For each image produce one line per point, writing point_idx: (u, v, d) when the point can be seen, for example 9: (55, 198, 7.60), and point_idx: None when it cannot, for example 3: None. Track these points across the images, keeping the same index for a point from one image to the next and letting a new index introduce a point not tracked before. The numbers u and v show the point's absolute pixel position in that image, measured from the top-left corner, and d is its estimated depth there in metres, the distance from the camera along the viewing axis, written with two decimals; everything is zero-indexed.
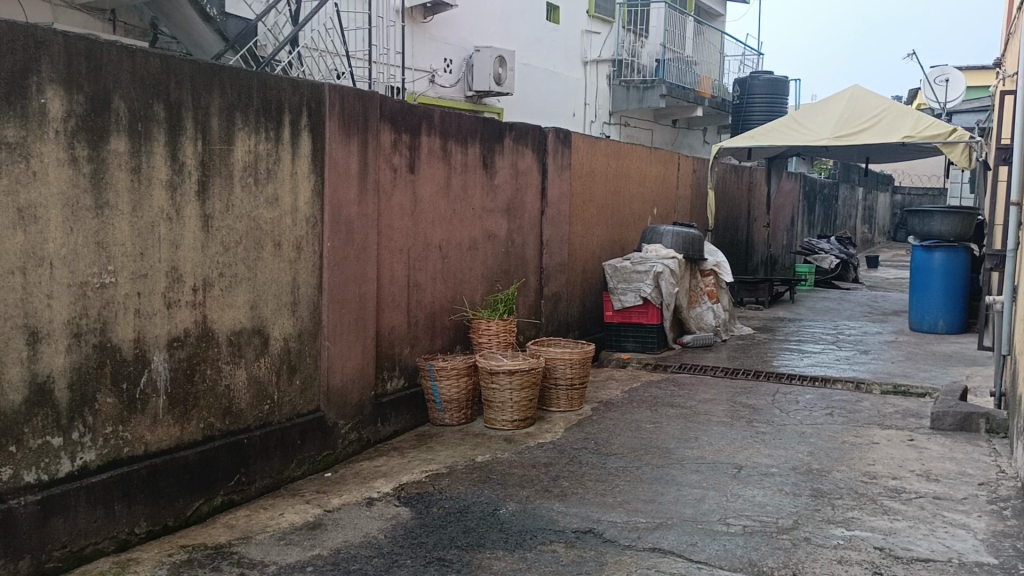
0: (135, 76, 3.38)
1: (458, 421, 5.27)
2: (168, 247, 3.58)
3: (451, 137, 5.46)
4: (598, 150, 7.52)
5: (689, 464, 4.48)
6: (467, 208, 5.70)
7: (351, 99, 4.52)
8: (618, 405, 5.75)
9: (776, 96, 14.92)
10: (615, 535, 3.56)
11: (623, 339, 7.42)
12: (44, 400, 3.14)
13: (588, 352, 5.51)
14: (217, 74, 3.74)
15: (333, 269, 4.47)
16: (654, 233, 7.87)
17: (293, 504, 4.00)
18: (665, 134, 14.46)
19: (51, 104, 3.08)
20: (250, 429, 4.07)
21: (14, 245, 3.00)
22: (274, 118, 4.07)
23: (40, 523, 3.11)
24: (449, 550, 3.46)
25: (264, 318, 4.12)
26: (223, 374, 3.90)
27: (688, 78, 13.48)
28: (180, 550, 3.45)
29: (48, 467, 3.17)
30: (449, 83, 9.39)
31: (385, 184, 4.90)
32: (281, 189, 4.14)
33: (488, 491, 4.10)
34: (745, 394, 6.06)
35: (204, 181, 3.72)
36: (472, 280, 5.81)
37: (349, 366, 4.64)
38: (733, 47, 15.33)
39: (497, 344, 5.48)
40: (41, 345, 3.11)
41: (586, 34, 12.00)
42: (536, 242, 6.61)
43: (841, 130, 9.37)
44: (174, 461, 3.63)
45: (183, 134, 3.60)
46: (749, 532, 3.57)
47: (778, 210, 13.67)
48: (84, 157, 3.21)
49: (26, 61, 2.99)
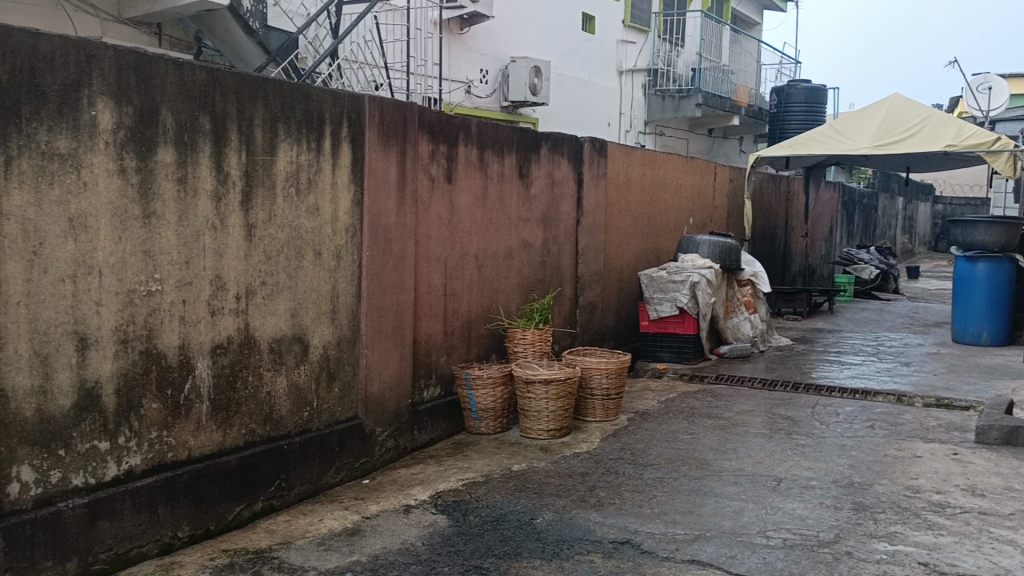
0: (181, 89, 3.46)
1: (493, 430, 5.28)
2: (213, 255, 3.65)
3: (487, 148, 5.49)
4: (633, 159, 7.50)
5: (727, 476, 4.44)
6: (503, 218, 5.73)
7: (390, 110, 4.58)
8: (655, 416, 5.72)
9: (815, 105, 14.63)
10: (653, 547, 3.54)
11: (658, 349, 7.39)
12: (92, 404, 3.21)
13: (624, 361, 5.49)
14: (261, 87, 3.82)
15: (371, 278, 4.51)
16: (690, 242, 7.80)
17: (332, 510, 4.04)
18: (700, 143, 14.40)
19: (101, 115, 3.16)
20: (290, 435, 4.12)
21: (65, 253, 3.08)
22: (316, 129, 4.14)
23: (86, 525, 3.17)
24: (486, 558, 3.47)
25: (305, 326, 4.17)
26: (264, 381, 3.96)
27: (724, 87, 13.42)
28: (222, 554, 3.50)
29: (95, 471, 3.23)
30: (484, 93, 9.43)
31: (422, 194, 4.94)
32: (321, 199, 4.20)
33: (524, 500, 4.11)
34: (783, 406, 5.99)
35: (247, 192, 3.79)
36: (507, 289, 5.83)
37: (386, 374, 4.68)
38: (770, 55, 15.19)
39: (533, 353, 5.49)
40: (90, 351, 3.19)
41: (621, 44, 11.99)
42: (571, 252, 6.61)
43: (880, 138, 9.28)
44: (216, 466, 3.69)
45: (228, 145, 3.67)
46: (790, 545, 3.53)
47: (816, 219, 13.53)
48: (132, 168, 3.29)
49: (79, 74, 3.08)
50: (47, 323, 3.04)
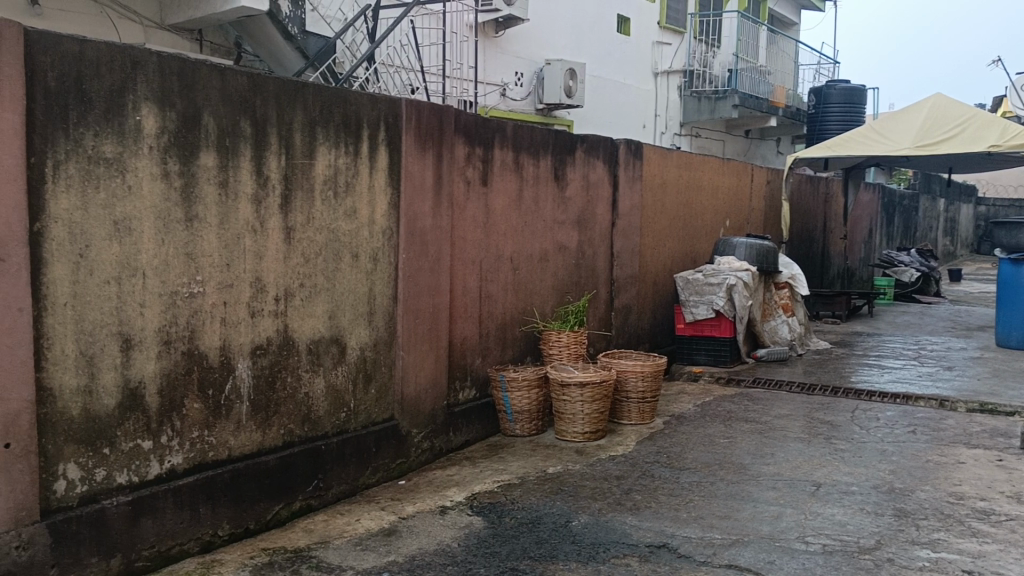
0: (223, 94, 3.52)
1: (528, 432, 5.28)
2: (253, 258, 3.71)
3: (523, 150, 5.50)
4: (669, 161, 7.46)
5: (765, 481, 4.40)
6: (538, 220, 5.73)
7: (426, 113, 4.61)
8: (691, 419, 5.69)
9: (853, 108, 14.29)
10: (690, 551, 3.52)
11: (694, 353, 7.34)
12: (136, 404, 3.28)
13: (660, 364, 5.46)
14: (300, 91, 3.87)
15: (408, 280, 4.54)
16: (726, 244, 7.75)
17: (369, 510, 4.07)
18: (737, 144, 14.27)
19: (145, 121, 3.23)
20: (327, 436, 4.16)
21: (110, 256, 3.14)
22: (354, 133, 4.18)
23: (130, 522, 3.23)
24: (522, 560, 3.47)
25: (342, 328, 4.22)
26: (302, 382, 4.01)
27: (761, 88, 13.29)
28: (261, 552, 3.55)
29: (139, 470, 3.30)
30: (519, 96, 9.44)
31: (458, 196, 4.96)
32: (359, 202, 4.24)
33: (560, 502, 4.11)
34: (822, 411, 5.92)
35: (286, 195, 3.84)
36: (542, 291, 5.83)
37: (421, 376, 4.70)
38: (808, 56, 15.02)
39: (568, 356, 5.48)
40: (133, 351, 3.25)
41: (657, 45, 11.93)
42: (606, 254, 6.60)
43: (921, 139, 9.07)
44: (255, 465, 3.73)
45: (268, 149, 3.73)
46: (829, 551, 3.49)
47: (855, 222, 13.34)
48: (175, 172, 3.35)
49: (124, 79, 3.14)
50: (93, 323, 3.11)
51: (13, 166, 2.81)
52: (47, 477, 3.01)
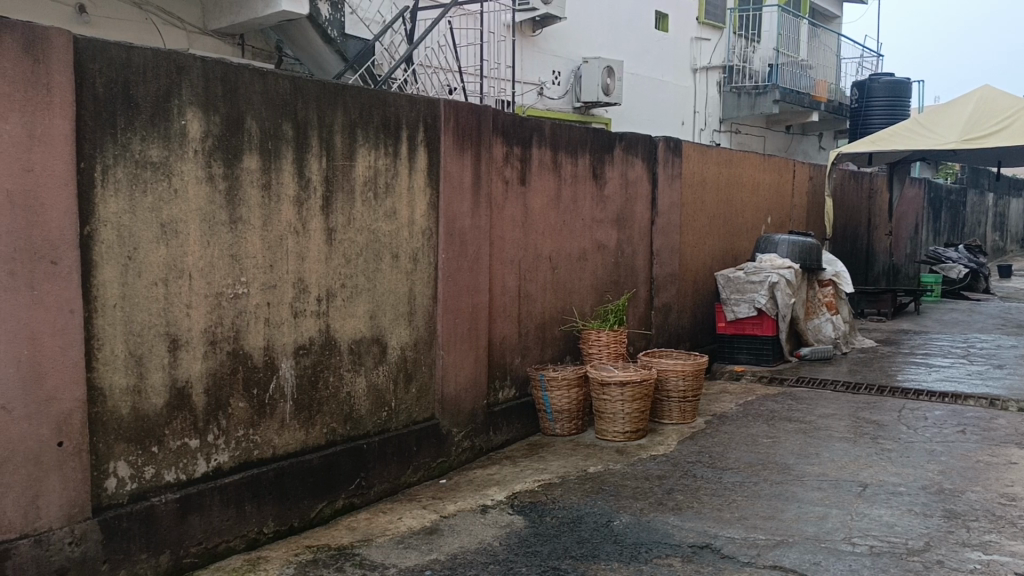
0: (266, 97, 3.57)
1: (569, 432, 5.28)
2: (296, 259, 3.76)
3: (561, 149, 5.50)
4: (709, 159, 7.39)
5: (810, 481, 4.34)
6: (577, 219, 5.72)
7: (464, 113, 4.62)
8: (733, 419, 5.63)
9: (898, 99, 14.02)
10: (733, 552, 3.49)
11: (736, 351, 7.27)
12: (183, 403, 3.34)
13: (701, 364, 5.41)
14: (341, 93, 3.91)
15: (447, 280, 4.56)
16: (768, 242, 7.64)
17: (410, 509, 4.10)
18: (778, 140, 14.09)
19: (190, 125, 3.28)
20: (369, 435, 4.20)
21: (157, 258, 3.21)
22: (393, 134, 4.22)
23: (178, 520, 3.29)
24: (563, 560, 3.47)
25: (383, 328, 4.25)
26: (344, 381, 4.05)
27: (802, 83, 13.11)
28: (305, 550, 3.59)
29: (186, 468, 3.36)
30: (557, 95, 9.42)
31: (497, 196, 4.97)
32: (398, 203, 4.27)
33: (601, 502, 4.09)
34: (868, 410, 5.81)
35: (328, 196, 3.88)
36: (581, 290, 5.82)
37: (462, 375, 4.72)
38: (850, 49, 14.76)
39: (608, 356, 5.46)
40: (180, 351, 3.31)
41: (696, 42, 11.82)
42: (646, 252, 6.56)
43: (969, 133, 8.84)
44: (299, 464, 3.78)
45: (309, 151, 3.77)
46: (877, 553, 3.43)
47: (900, 218, 13.08)
48: (219, 175, 3.40)
49: (170, 84, 3.20)
50: (142, 324, 3.17)
51: (63, 171, 2.88)
52: (98, 475, 3.08)
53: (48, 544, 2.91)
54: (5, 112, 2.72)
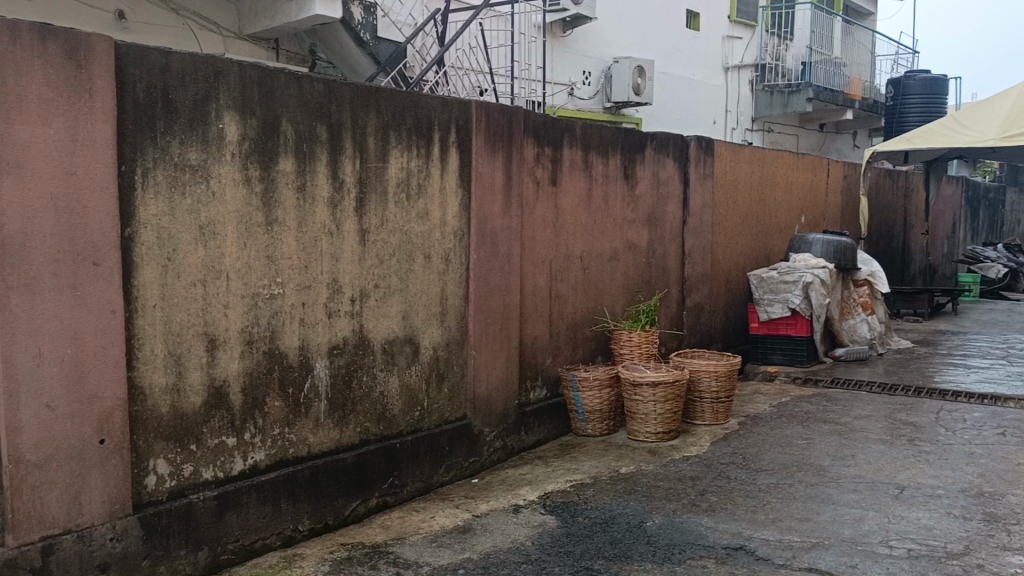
0: (301, 100, 3.61)
1: (601, 432, 5.27)
2: (330, 260, 3.80)
3: (592, 149, 5.49)
4: (742, 158, 7.34)
5: (846, 483, 4.29)
6: (608, 219, 5.71)
7: (496, 114, 4.63)
8: (767, 420, 5.58)
9: (935, 96, 13.75)
10: (768, 553, 3.46)
11: (769, 352, 7.21)
12: (221, 402, 3.39)
13: (734, 364, 5.37)
14: (374, 96, 3.94)
15: (478, 281, 4.58)
16: (802, 241, 7.55)
17: (443, 508, 4.13)
18: (811, 139, 13.95)
19: (228, 128, 3.33)
20: (402, 435, 4.23)
21: (196, 259, 3.26)
22: (425, 135, 4.24)
23: (216, 517, 3.34)
24: (596, 560, 3.47)
25: (415, 328, 4.28)
26: (377, 381, 4.08)
27: (836, 80, 12.96)
28: (340, 548, 3.63)
29: (224, 466, 3.41)
30: (587, 95, 9.40)
31: (528, 196, 4.98)
32: (431, 204, 4.30)
33: (634, 503, 4.08)
34: (904, 411, 5.74)
35: (361, 197, 3.92)
36: (613, 290, 5.81)
37: (493, 375, 4.73)
38: (885, 46, 14.55)
39: (639, 356, 5.45)
40: (218, 351, 3.36)
41: (727, 40, 11.74)
42: (677, 252, 6.53)
43: (1007, 130, 8.64)
44: (333, 462, 3.82)
45: (343, 153, 3.81)
46: (915, 556, 3.39)
47: (937, 216, 12.87)
48: (256, 177, 3.45)
49: (207, 88, 3.25)
50: (180, 324, 3.23)
51: (105, 174, 2.94)
52: (138, 472, 3.14)
53: (91, 540, 2.97)
54: (48, 117, 2.79)
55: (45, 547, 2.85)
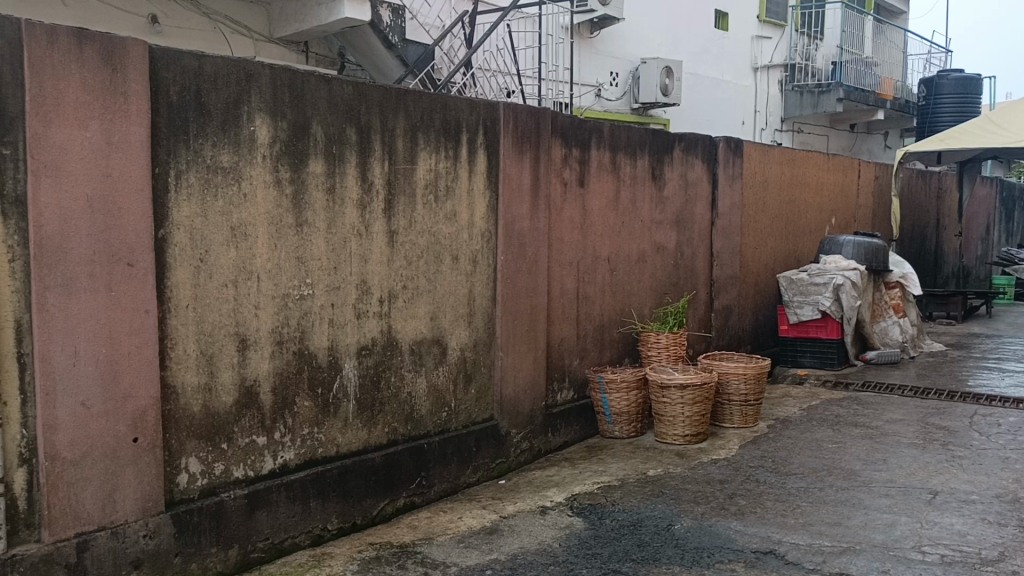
0: (330, 102, 3.64)
1: (628, 434, 5.26)
2: (359, 261, 3.82)
3: (620, 150, 5.48)
4: (771, 158, 7.27)
5: (877, 488, 4.24)
6: (636, 220, 5.69)
7: (524, 116, 4.64)
8: (797, 423, 5.53)
9: (969, 95, 13.53)
10: (798, 558, 3.43)
11: (799, 355, 7.14)
12: (251, 401, 3.42)
13: (763, 367, 5.33)
14: (403, 98, 3.97)
15: (506, 282, 4.58)
16: (832, 242, 7.47)
17: (471, 509, 4.14)
18: (841, 139, 13.81)
19: (259, 130, 3.37)
20: (429, 435, 4.24)
21: (228, 260, 3.30)
22: (453, 137, 4.26)
23: (246, 515, 3.38)
24: (624, 563, 3.46)
25: (443, 329, 4.30)
26: (405, 382, 4.10)
27: (867, 80, 12.81)
28: (368, 547, 3.65)
29: (254, 464, 3.45)
30: (615, 96, 9.37)
31: (555, 198, 4.98)
32: (459, 205, 4.32)
33: (662, 506, 4.06)
34: (937, 416, 5.66)
35: (390, 199, 3.94)
36: (640, 292, 5.79)
37: (521, 376, 4.73)
38: (918, 45, 14.36)
39: (667, 358, 5.43)
40: (248, 351, 3.40)
41: (756, 40, 11.65)
42: (705, 254, 6.49)
43: None
44: (362, 462, 3.85)
45: (372, 155, 3.84)
46: (948, 562, 3.34)
47: (971, 217, 12.68)
48: (286, 179, 3.49)
49: (239, 92, 3.29)
50: (212, 324, 3.27)
51: (140, 177, 2.98)
52: (170, 470, 3.18)
53: (124, 536, 3.02)
54: (84, 120, 2.84)
55: (80, 543, 2.90)
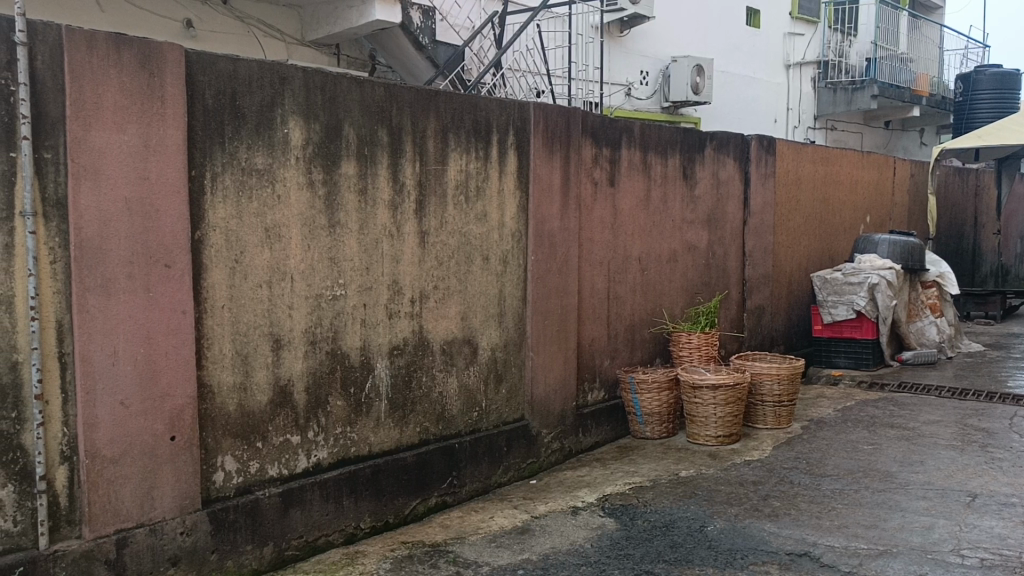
0: (362, 104, 3.67)
1: (660, 435, 5.23)
2: (390, 261, 3.85)
3: (651, 150, 5.46)
4: (804, 157, 7.20)
5: (914, 490, 4.18)
6: (667, 220, 5.66)
7: (554, 116, 4.63)
8: (831, 424, 5.47)
9: (1009, 91, 13.15)
10: (834, 560, 3.39)
11: (833, 355, 7.05)
12: (286, 401, 3.46)
13: (797, 367, 5.27)
14: (434, 99, 3.99)
15: (537, 282, 4.59)
16: (867, 241, 7.37)
17: (502, 508, 4.15)
18: (876, 136, 13.62)
19: (293, 133, 3.41)
20: (460, 435, 4.26)
21: (262, 261, 3.34)
22: (484, 138, 4.27)
23: (281, 513, 3.42)
24: (657, 564, 3.44)
25: (474, 329, 4.31)
26: (436, 382, 4.12)
27: (902, 77, 12.62)
28: (401, 546, 3.67)
29: (288, 463, 3.49)
30: (645, 95, 9.33)
31: (586, 197, 4.97)
32: (489, 206, 4.33)
33: (695, 507, 4.04)
34: (975, 417, 5.56)
35: (421, 200, 3.97)
36: (672, 292, 5.76)
37: (551, 376, 4.73)
38: (954, 40, 14.12)
39: (699, 358, 5.39)
40: (283, 351, 3.44)
41: (788, 37, 11.53)
42: (737, 253, 6.44)
43: None
44: (394, 461, 3.87)
45: (404, 156, 3.86)
46: (988, 566, 3.28)
47: (1010, 215, 12.43)
48: (319, 180, 3.52)
49: (273, 94, 3.33)
50: (247, 325, 3.31)
51: (176, 179, 3.03)
52: (207, 468, 3.23)
53: (162, 533, 3.07)
54: (123, 123, 2.89)
55: (119, 540, 2.95)
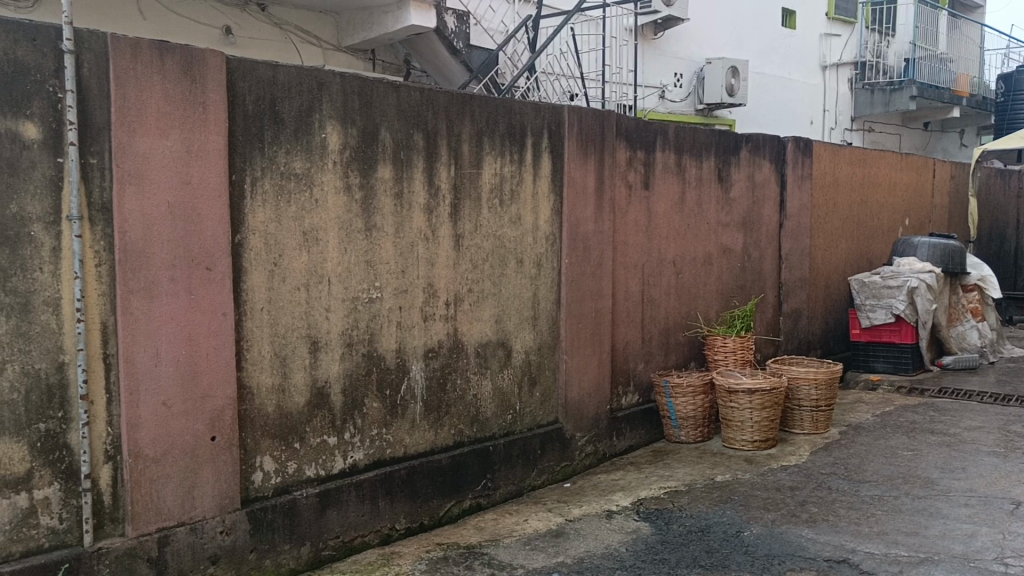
0: (398, 109, 3.70)
1: (695, 439, 5.20)
2: (426, 264, 3.88)
3: (685, 152, 5.43)
4: (841, 158, 7.11)
5: (956, 497, 4.11)
6: (702, 222, 5.63)
7: (588, 119, 4.63)
8: (870, 430, 5.39)
9: None
10: (873, 568, 3.35)
11: (871, 360, 6.95)
12: (323, 402, 3.50)
13: (835, 372, 5.21)
14: (468, 103, 4.01)
15: (571, 285, 4.58)
16: (907, 245, 7.25)
17: (536, 511, 4.15)
18: (914, 138, 13.42)
19: (330, 138, 3.44)
20: (495, 437, 4.27)
21: (300, 265, 3.38)
22: (518, 141, 4.27)
23: (318, 513, 3.46)
24: (693, 569, 3.42)
25: (508, 332, 4.32)
26: (471, 384, 4.14)
27: (941, 77, 12.42)
28: (436, 547, 3.69)
29: (325, 464, 3.52)
30: (679, 97, 9.29)
31: (620, 200, 4.96)
32: (523, 209, 4.34)
33: (731, 512, 4.01)
34: (1019, 423, 5.45)
35: (456, 203, 3.99)
36: (706, 295, 5.72)
37: (585, 379, 4.73)
38: (995, 39, 13.86)
39: (735, 362, 5.35)
40: (320, 353, 3.48)
41: (825, 38, 11.41)
42: (773, 256, 6.38)
43: None
44: (428, 463, 3.89)
45: (439, 160, 3.89)
46: None
47: None
48: (356, 185, 3.56)
49: (312, 99, 3.37)
50: (286, 327, 3.36)
51: (218, 183, 3.09)
52: (246, 468, 3.28)
53: (202, 532, 3.12)
54: (166, 129, 2.94)
55: (162, 538, 3.01)
